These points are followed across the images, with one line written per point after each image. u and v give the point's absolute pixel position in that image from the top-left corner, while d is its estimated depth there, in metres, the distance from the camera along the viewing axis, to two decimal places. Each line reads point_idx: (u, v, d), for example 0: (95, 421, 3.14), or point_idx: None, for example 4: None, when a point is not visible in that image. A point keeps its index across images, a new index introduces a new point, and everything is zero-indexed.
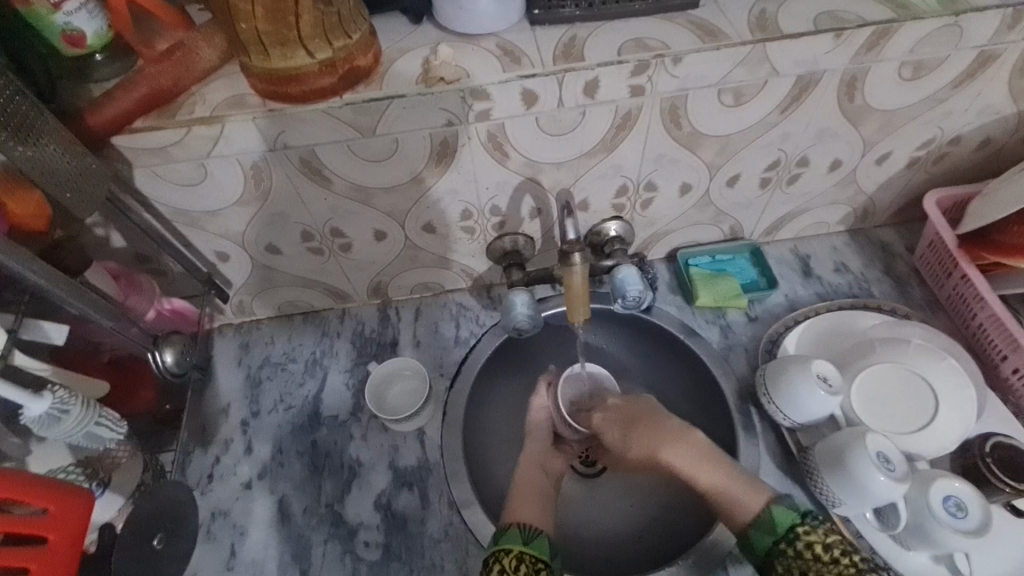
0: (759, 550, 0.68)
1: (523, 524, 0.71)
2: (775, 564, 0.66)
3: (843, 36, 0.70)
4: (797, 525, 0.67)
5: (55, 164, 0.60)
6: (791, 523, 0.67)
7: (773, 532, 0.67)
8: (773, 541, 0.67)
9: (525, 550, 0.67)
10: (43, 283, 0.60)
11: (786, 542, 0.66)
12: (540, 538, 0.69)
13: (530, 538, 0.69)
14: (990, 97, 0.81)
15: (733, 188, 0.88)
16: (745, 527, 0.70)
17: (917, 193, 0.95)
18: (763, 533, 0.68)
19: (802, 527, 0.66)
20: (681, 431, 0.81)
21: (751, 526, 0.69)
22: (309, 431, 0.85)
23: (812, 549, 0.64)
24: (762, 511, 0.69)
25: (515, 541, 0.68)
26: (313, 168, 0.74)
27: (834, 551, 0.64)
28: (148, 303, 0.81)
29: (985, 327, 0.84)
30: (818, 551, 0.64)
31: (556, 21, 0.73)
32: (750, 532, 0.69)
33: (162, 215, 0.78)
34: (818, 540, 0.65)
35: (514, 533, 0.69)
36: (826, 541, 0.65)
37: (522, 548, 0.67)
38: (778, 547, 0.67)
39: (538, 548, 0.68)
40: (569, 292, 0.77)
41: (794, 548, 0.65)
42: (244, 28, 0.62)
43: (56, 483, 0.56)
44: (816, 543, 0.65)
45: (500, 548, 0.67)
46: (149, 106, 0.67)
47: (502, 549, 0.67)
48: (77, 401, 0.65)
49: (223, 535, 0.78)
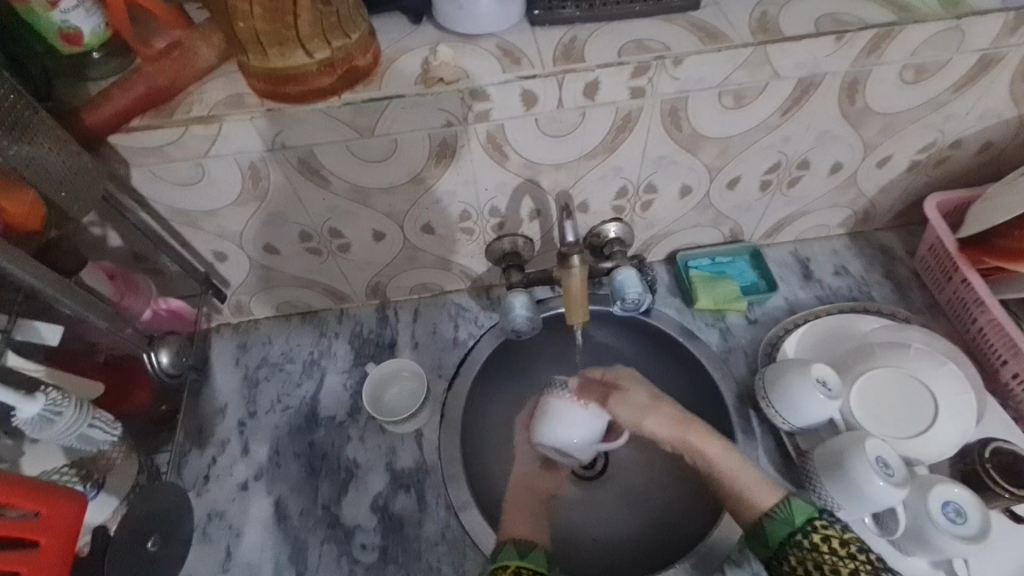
0: (772, 540, 0.68)
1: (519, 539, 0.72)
2: (788, 555, 0.66)
3: (845, 39, 0.70)
4: (814, 519, 0.67)
5: (48, 162, 0.60)
6: (809, 516, 0.67)
7: (790, 523, 0.67)
8: (790, 531, 0.67)
9: (523, 565, 0.67)
10: (38, 283, 0.60)
11: (802, 534, 0.66)
12: (537, 552, 0.69)
13: (527, 551, 0.69)
14: (991, 101, 0.81)
15: (733, 191, 0.88)
16: (760, 517, 0.70)
17: (918, 196, 0.95)
18: (779, 522, 0.68)
19: (820, 521, 0.67)
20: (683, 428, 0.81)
21: (766, 516, 0.69)
22: (306, 431, 0.85)
23: (829, 542, 0.65)
24: (779, 503, 0.69)
25: (513, 557, 0.68)
26: (311, 169, 0.74)
27: (851, 546, 0.64)
28: (144, 303, 0.81)
29: (985, 332, 0.83)
30: (834, 545, 0.64)
31: (556, 22, 0.72)
32: (765, 522, 0.69)
33: (159, 214, 0.77)
34: (835, 535, 0.65)
35: (510, 549, 0.69)
36: (843, 537, 0.65)
37: (519, 563, 0.67)
38: (794, 538, 0.67)
39: (535, 561, 0.68)
40: (567, 295, 0.77)
41: (810, 540, 0.66)
42: (242, 27, 0.61)
43: (46, 486, 0.56)
44: (833, 537, 0.65)
45: (499, 564, 0.67)
46: (146, 104, 0.67)
47: (500, 565, 0.67)
48: (71, 402, 0.65)
49: (219, 536, 0.77)
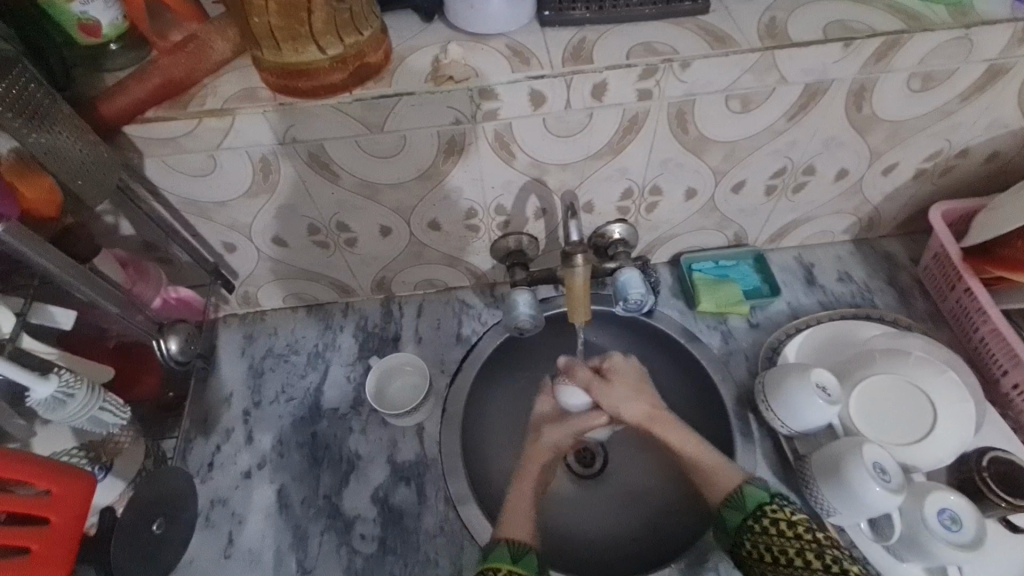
0: (729, 527, 0.69)
1: (515, 539, 0.70)
2: (744, 540, 0.67)
3: (853, 46, 0.70)
4: (765, 504, 0.68)
5: (66, 150, 0.61)
6: (759, 501, 0.68)
7: (742, 509, 0.69)
8: (742, 518, 0.68)
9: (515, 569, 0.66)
10: (51, 266, 0.61)
11: (753, 519, 0.67)
12: (530, 555, 0.68)
13: (519, 555, 0.68)
14: (999, 112, 0.81)
15: (739, 195, 0.88)
16: (719, 505, 0.72)
17: (923, 205, 0.95)
18: (734, 509, 0.70)
19: (770, 505, 0.68)
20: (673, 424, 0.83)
21: (723, 504, 0.71)
22: (309, 423, 0.86)
23: (777, 524, 0.66)
24: (734, 490, 0.71)
25: (503, 561, 0.67)
26: (321, 163, 0.75)
27: (797, 527, 0.65)
28: (155, 291, 0.82)
29: (987, 341, 0.84)
30: (782, 526, 0.65)
31: (566, 23, 0.73)
32: (723, 510, 0.71)
33: (172, 205, 0.79)
34: (784, 517, 0.66)
35: (503, 550, 0.68)
36: (791, 518, 0.66)
37: (510, 567, 0.66)
38: (746, 523, 0.68)
39: (528, 568, 0.67)
40: (569, 293, 0.78)
41: (760, 523, 0.67)
42: (257, 22, 0.63)
43: (57, 465, 0.57)
44: (781, 520, 0.66)
45: (489, 566, 0.67)
46: (162, 96, 0.68)
47: (490, 567, 0.66)
48: (83, 385, 0.66)
49: (222, 523, 0.78)
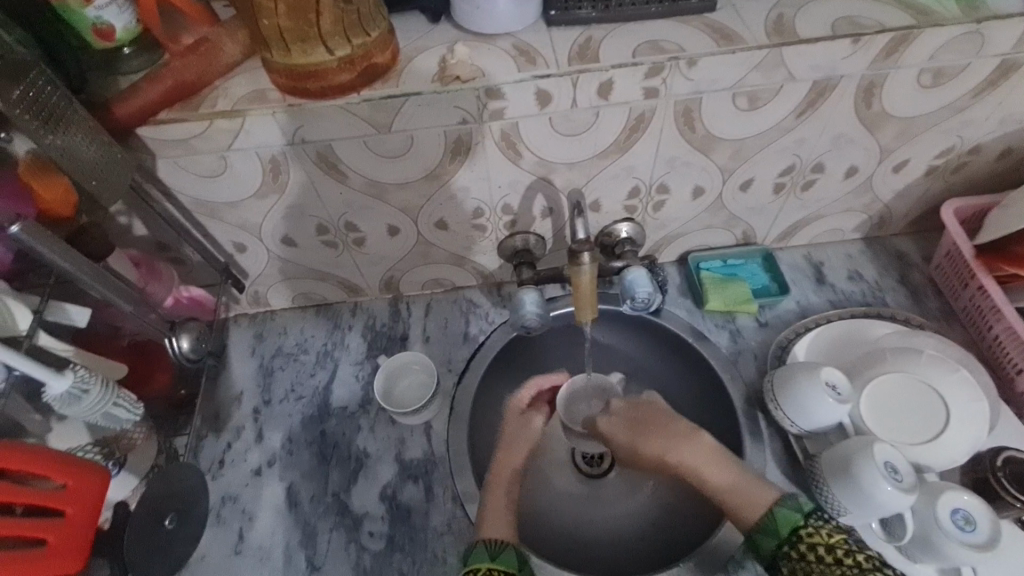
0: (764, 553, 0.66)
1: (492, 538, 0.70)
2: (780, 568, 0.64)
3: (862, 41, 0.70)
4: (799, 528, 0.64)
5: (79, 151, 0.62)
6: (794, 524, 0.64)
7: (776, 535, 0.65)
8: (777, 544, 0.64)
9: (493, 567, 0.65)
10: (64, 264, 0.62)
11: (789, 545, 0.64)
12: (508, 551, 0.67)
13: (497, 552, 0.67)
14: (1013, 107, 0.80)
15: (747, 192, 0.88)
16: (749, 532, 0.68)
17: (935, 202, 0.94)
18: (766, 535, 0.66)
19: (806, 529, 0.63)
20: (688, 436, 0.79)
21: (755, 530, 0.67)
22: (318, 421, 0.87)
23: (814, 551, 0.62)
24: (766, 514, 0.67)
25: (482, 560, 0.66)
26: (330, 164, 0.76)
27: (836, 552, 0.61)
28: (166, 290, 0.84)
29: (1000, 340, 0.83)
30: (821, 553, 0.61)
31: (572, 22, 0.74)
32: (756, 536, 0.67)
33: (183, 205, 0.80)
34: (821, 541, 0.62)
35: (481, 550, 0.68)
36: (829, 542, 0.62)
37: (489, 565, 0.65)
38: (782, 550, 0.64)
39: (506, 563, 0.66)
40: (576, 291, 0.77)
41: (797, 550, 0.63)
42: (266, 24, 0.64)
43: (75, 459, 0.58)
44: (819, 545, 0.62)
45: (469, 567, 0.66)
46: (174, 97, 0.69)
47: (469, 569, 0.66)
48: (97, 380, 0.67)
49: (233, 519, 0.79)
